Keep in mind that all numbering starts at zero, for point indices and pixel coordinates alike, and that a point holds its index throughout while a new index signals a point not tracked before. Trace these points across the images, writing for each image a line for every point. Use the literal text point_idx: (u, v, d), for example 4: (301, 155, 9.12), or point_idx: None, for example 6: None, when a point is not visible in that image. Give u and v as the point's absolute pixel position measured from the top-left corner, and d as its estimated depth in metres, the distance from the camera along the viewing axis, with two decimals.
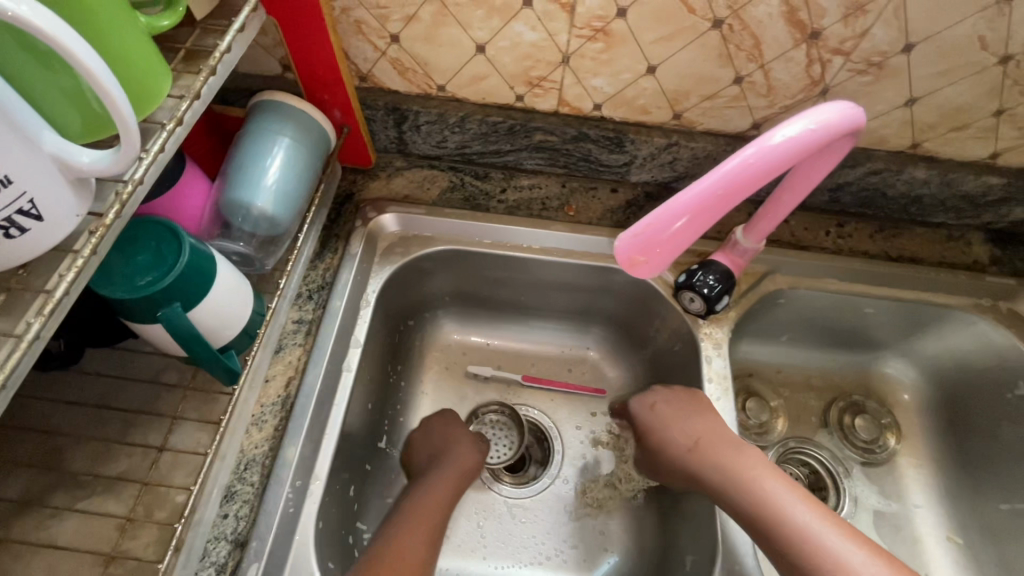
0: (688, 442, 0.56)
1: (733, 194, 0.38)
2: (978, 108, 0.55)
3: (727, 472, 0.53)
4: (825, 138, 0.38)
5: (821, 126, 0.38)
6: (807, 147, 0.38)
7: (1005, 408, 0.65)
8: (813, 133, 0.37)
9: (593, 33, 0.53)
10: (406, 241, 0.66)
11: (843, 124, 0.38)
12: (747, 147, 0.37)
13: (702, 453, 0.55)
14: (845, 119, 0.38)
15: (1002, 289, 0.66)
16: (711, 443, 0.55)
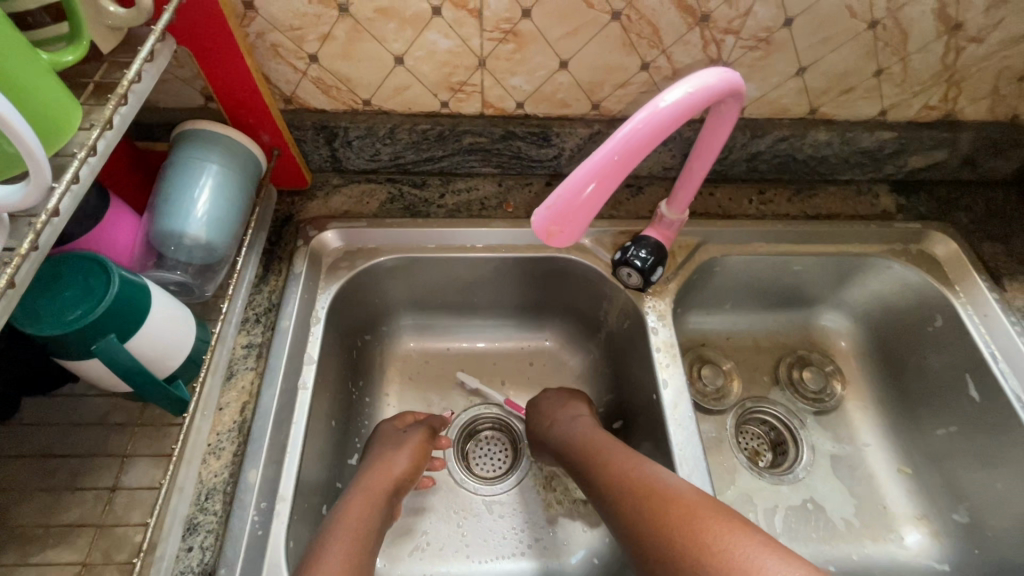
0: (549, 418, 0.65)
1: (631, 156, 0.40)
2: (858, 70, 0.61)
3: (575, 440, 0.61)
4: (705, 100, 0.41)
5: (699, 89, 0.41)
6: (691, 110, 0.41)
7: (928, 340, 0.70)
8: (693, 95, 0.41)
9: (503, 35, 0.56)
10: (350, 255, 0.66)
11: (719, 86, 0.42)
12: (636, 113, 0.39)
13: (556, 425, 0.64)
14: (722, 82, 0.42)
15: (911, 232, 0.71)
16: (568, 418, 0.64)
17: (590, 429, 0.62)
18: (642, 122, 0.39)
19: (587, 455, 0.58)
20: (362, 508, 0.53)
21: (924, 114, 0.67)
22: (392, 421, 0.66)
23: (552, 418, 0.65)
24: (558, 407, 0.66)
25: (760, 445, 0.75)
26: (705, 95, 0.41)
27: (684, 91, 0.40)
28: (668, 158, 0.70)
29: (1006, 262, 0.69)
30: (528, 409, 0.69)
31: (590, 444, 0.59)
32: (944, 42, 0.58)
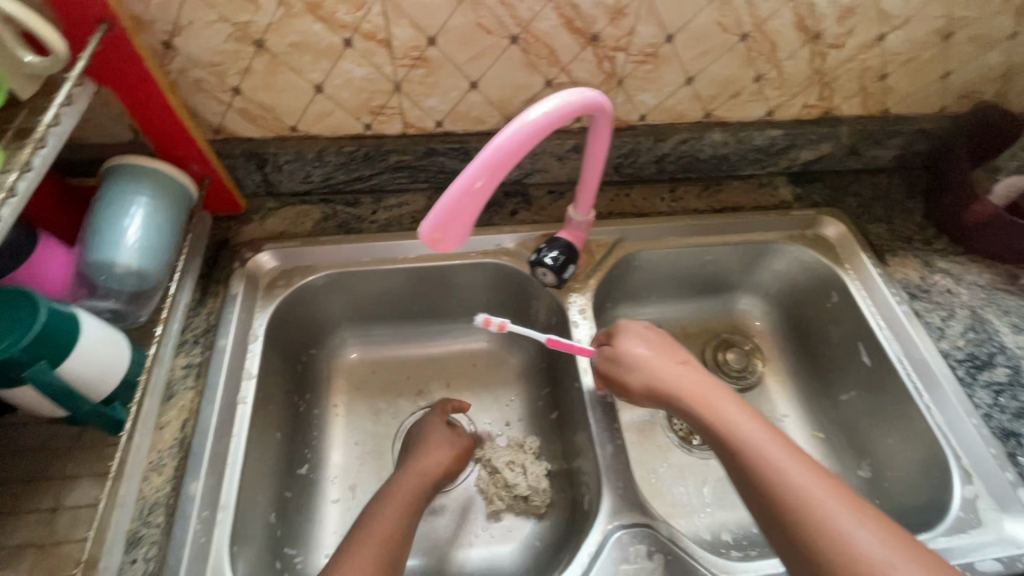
0: (648, 360, 0.59)
1: (494, 173, 0.45)
2: (741, 77, 0.68)
3: (693, 389, 0.57)
4: (563, 117, 0.46)
5: (557, 108, 0.45)
6: (549, 127, 0.46)
7: (829, 315, 0.77)
8: (550, 114, 0.45)
9: (413, 61, 0.61)
10: (287, 274, 0.69)
11: (575, 106, 0.47)
12: (497, 133, 0.44)
13: (653, 369, 0.59)
14: (578, 101, 0.47)
15: (806, 218, 0.79)
16: (661, 364, 0.59)
17: (706, 384, 0.57)
18: (503, 142, 0.44)
19: (703, 411, 0.55)
20: (411, 487, 0.60)
21: (806, 112, 0.74)
22: (434, 411, 0.71)
23: (650, 363, 0.59)
24: (670, 355, 0.61)
25: (693, 424, 0.81)
26: (562, 113, 0.46)
27: (542, 111, 0.45)
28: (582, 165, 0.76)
29: (889, 240, 0.77)
30: (636, 348, 0.60)
31: (702, 398, 0.55)
32: (809, 49, 0.66)
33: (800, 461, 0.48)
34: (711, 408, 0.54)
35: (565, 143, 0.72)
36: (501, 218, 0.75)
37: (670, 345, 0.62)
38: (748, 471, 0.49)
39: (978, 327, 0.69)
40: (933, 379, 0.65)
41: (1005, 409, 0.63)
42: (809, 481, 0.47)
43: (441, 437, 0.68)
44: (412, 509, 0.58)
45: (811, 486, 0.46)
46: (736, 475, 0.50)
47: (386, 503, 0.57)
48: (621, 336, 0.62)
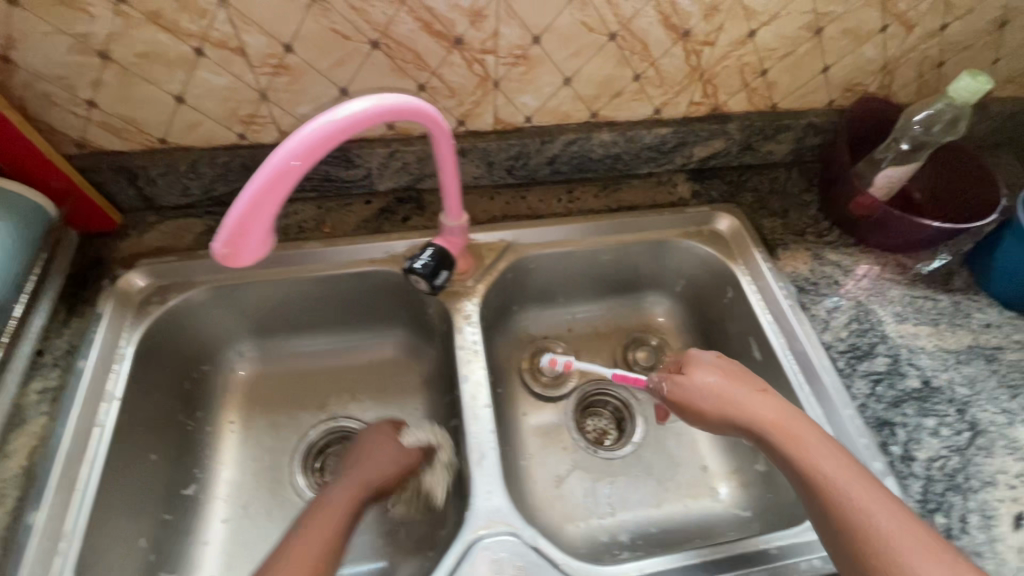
0: (726, 389, 0.60)
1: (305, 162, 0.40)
2: (619, 76, 0.68)
3: (760, 417, 0.57)
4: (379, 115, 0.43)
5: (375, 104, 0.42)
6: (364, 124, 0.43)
7: (725, 310, 0.78)
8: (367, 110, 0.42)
9: (274, 69, 0.60)
10: (163, 290, 0.67)
11: (395, 105, 0.44)
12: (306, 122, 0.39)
13: (728, 400, 0.60)
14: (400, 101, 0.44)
15: (700, 215, 0.79)
16: (748, 395, 0.59)
17: (781, 407, 0.58)
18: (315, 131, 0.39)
19: (780, 438, 0.56)
20: (341, 507, 0.57)
21: (693, 109, 0.74)
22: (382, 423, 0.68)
23: (728, 395, 0.60)
24: (739, 379, 0.61)
25: (606, 425, 0.81)
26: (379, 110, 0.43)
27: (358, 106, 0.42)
28: (474, 169, 0.75)
29: (782, 235, 0.78)
30: (707, 378, 0.62)
31: (783, 429, 0.56)
32: (682, 47, 0.65)
33: (868, 491, 0.50)
34: (797, 437, 0.55)
35: (450, 147, 0.72)
36: (392, 224, 0.75)
37: (744, 371, 0.62)
38: (824, 502, 0.51)
39: (862, 317, 0.70)
40: (813, 371, 0.66)
41: (880, 399, 0.63)
42: (880, 509, 0.49)
43: (376, 447, 0.64)
44: (345, 515, 0.56)
45: (879, 509, 0.49)
46: (811, 506, 0.53)
47: (317, 513, 0.55)
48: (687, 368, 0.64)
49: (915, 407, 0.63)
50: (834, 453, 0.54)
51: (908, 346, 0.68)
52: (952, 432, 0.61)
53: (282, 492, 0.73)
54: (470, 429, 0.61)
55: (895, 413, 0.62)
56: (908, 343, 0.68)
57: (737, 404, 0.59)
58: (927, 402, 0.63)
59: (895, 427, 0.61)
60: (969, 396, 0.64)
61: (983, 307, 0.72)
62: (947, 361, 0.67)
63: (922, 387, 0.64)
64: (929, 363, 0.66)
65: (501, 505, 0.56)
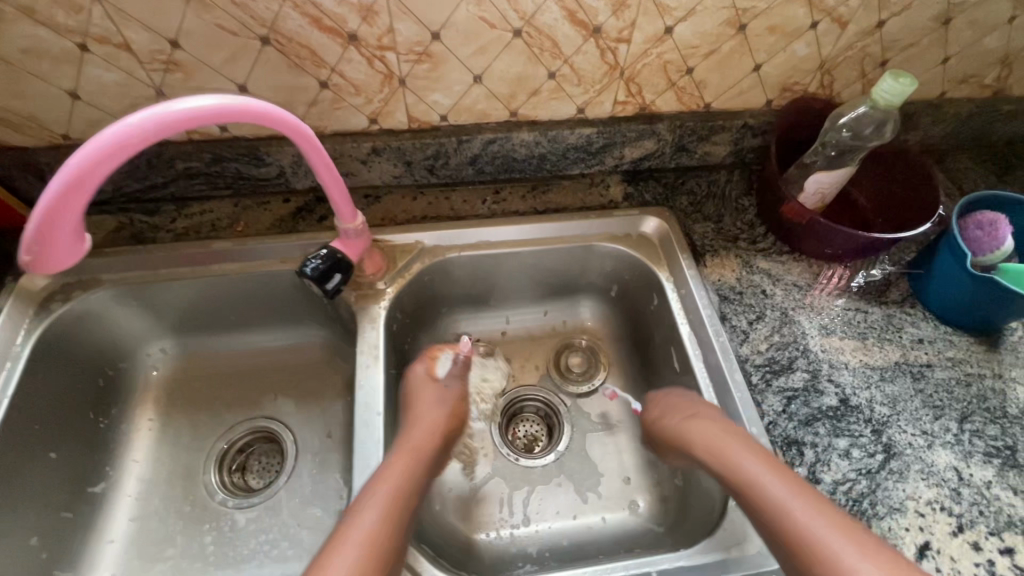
0: (689, 422, 0.59)
1: (122, 154, 0.40)
2: (533, 74, 0.64)
3: (710, 441, 0.57)
4: (216, 117, 0.43)
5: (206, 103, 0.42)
6: (199, 124, 0.42)
7: (652, 317, 0.75)
8: (196, 108, 0.42)
9: (164, 65, 0.58)
10: (67, 287, 0.67)
11: (232, 108, 0.44)
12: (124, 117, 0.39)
13: (689, 430, 0.59)
14: (239, 104, 0.44)
15: (628, 217, 0.76)
16: (707, 421, 0.58)
17: (714, 423, 0.58)
18: (132, 126, 0.39)
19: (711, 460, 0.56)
20: (402, 463, 0.57)
21: (619, 109, 0.71)
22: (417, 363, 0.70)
23: (687, 425, 0.59)
24: (686, 411, 0.61)
25: (534, 431, 0.79)
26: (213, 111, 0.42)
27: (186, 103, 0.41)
28: (392, 168, 0.74)
29: (713, 240, 0.74)
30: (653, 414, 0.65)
31: (729, 454, 0.55)
32: (595, 44, 0.62)
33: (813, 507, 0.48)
34: (744, 457, 0.54)
35: (364, 145, 0.70)
36: (307, 224, 0.74)
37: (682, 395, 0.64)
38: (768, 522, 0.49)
39: (785, 329, 0.67)
40: (723, 384, 0.63)
41: (792, 417, 0.60)
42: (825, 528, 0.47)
43: (441, 398, 0.67)
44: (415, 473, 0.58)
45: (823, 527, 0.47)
46: (758, 525, 0.51)
47: (378, 484, 0.55)
48: (652, 410, 0.66)
49: (828, 426, 0.60)
50: (780, 468, 0.52)
51: (830, 361, 0.64)
52: (864, 454, 0.58)
53: (194, 494, 0.73)
54: (358, 438, 0.61)
55: (805, 433, 0.59)
56: (830, 358, 0.64)
57: (694, 432, 0.58)
58: (841, 421, 0.60)
59: (803, 447, 0.58)
60: (888, 416, 0.61)
61: (918, 321, 0.68)
62: (871, 379, 0.63)
63: (839, 406, 0.61)
64: (851, 380, 0.63)
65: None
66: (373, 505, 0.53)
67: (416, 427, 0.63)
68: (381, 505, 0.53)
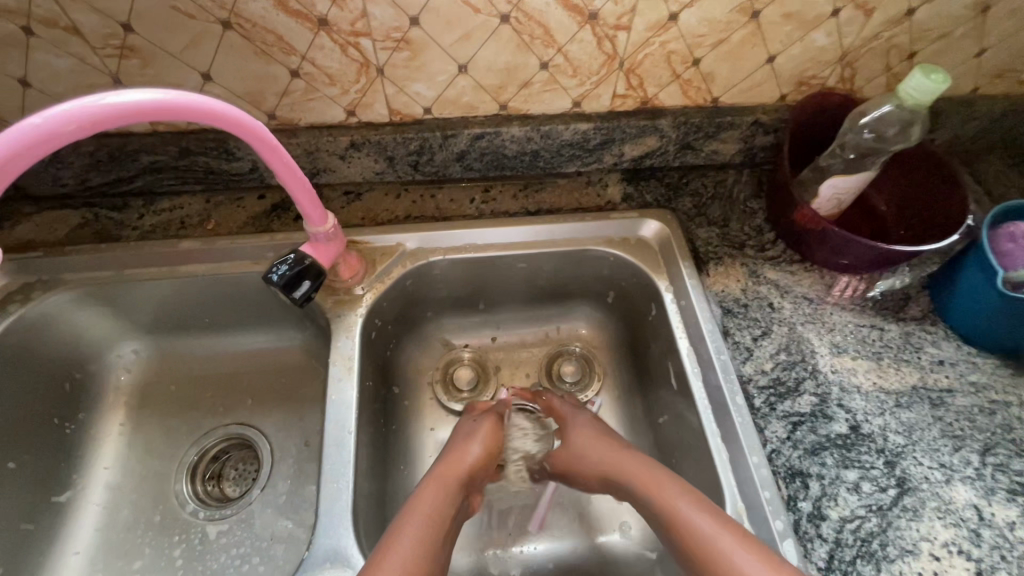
0: (605, 456, 0.61)
1: (43, 144, 0.37)
2: (523, 64, 0.59)
3: (625, 472, 0.58)
4: (135, 116, 0.39)
5: (119, 100, 0.38)
6: (115, 123, 0.39)
7: (648, 328, 0.71)
8: (107, 105, 0.38)
9: (119, 51, 0.54)
10: (28, 287, 0.64)
11: (152, 106, 0.40)
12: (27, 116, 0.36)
13: (607, 464, 0.60)
14: (160, 99, 0.40)
15: (626, 220, 0.71)
16: (625, 455, 0.60)
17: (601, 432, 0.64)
18: (35, 126, 0.36)
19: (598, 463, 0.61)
20: (436, 493, 0.56)
21: (618, 103, 0.65)
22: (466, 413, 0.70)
23: (603, 460, 0.61)
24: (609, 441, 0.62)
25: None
26: (128, 109, 0.39)
27: (96, 99, 0.38)
28: (373, 163, 0.69)
29: (717, 246, 0.69)
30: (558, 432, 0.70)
31: (642, 483, 0.56)
32: (591, 31, 0.56)
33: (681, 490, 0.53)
34: (654, 482, 0.55)
35: (340, 140, 0.65)
36: (281, 223, 0.69)
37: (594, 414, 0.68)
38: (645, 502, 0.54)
39: (793, 347, 0.61)
40: (723, 406, 0.58)
41: (797, 445, 0.55)
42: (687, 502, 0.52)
43: (475, 433, 0.64)
44: (448, 502, 0.56)
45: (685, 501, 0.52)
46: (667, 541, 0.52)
47: (411, 514, 0.53)
48: (572, 442, 0.64)
49: (836, 456, 0.55)
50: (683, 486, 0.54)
51: (840, 384, 0.59)
52: (875, 489, 0.53)
53: (164, 504, 0.69)
54: (328, 456, 0.57)
55: (811, 463, 0.54)
56: (841, 380, 0.59)
57: (614, 465, 0.59)
58: (851, 451, 0.55)
59: (808, 479, 0.54)
60: (903, 446, 0.56)
61: (939, 340, 0.62)
62: (885, 405, 0.58)
63: (849, 434, 0.56)
64: (863, 405, 0.58)
65: (345, 545, 0.53)
66: (413, 526, 0.52)
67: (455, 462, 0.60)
68: (421, 529, 0.52)
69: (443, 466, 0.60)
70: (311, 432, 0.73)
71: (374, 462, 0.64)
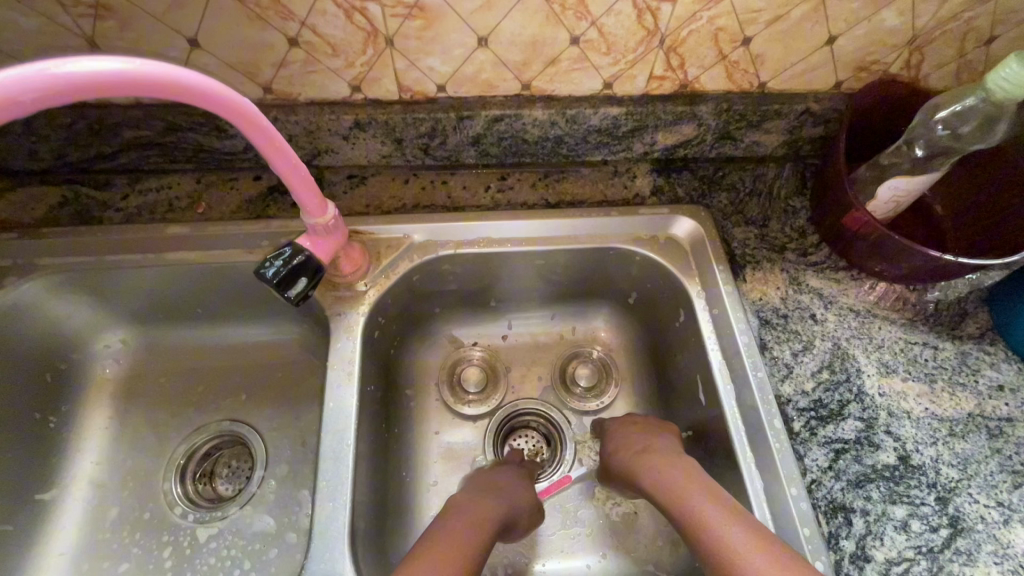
0: (647, 460, 0.56)
1: None
2: (551, 38, 0.52)
3: (686, 496, 0.50)
4: (50, 95, 0.32)
5: (67, 70, 0.31)
6: (62, 97, 0.32)
7: (675, 335, 0.65)
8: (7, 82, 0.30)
9: (93, 10, 0.48)
10: (2, 272, 0.59)
11: (69, 84, 0.32)
12: None
13: (642, 465, 0.55)
14: (80, 74, 0.32)
15: (655, 216, 0.65)
16: (687, 474, 0.52)
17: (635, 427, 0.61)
18: None
19: (620, 446, 0.60)
20: (480, 507, 0.54)
21: (654, 85, 0.58)
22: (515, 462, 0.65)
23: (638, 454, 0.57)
24: (645, 436, 0.59)
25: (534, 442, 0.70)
26: (32, 87, 0.31)
27: (41, 66, 0.31)
28: (380, 145, 0.63)
29: (754, 249, 0.63)
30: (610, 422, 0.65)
31: (673, 480, 0.52)
32: (631, 2, 0.49)
33: (670, 465, 0.54)
34: (687, 485, 0.51)
35: (344, 119, 0.59)
36: (278, 208, 0.64)
37: (652, 424, 0.61)
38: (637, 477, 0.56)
39: (837, 364, 0.56)
40: (758, 429, 0.53)
41: (839, 476, 0.50)
42: (675, 473, 0.53)
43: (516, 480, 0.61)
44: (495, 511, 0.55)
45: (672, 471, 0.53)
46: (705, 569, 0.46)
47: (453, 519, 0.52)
48: (608, 441, 0.62)
49: (883, 490, 0.50)
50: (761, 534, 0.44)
51: (889, 409, 0.54)
52: (925, 528, 0.48)
53: (153, 503, 0.64)
54: (323, 470, 0.53)
55: (855, 497, 0.50)
56: (889, 404, 0.54)
57: (675, 484, 0.52)
58: (899, 485, 0.50)
59: (852, 515, 0.49)
60: (957, 481, 0.50)
61: (998, 362, 0.56)
62: (937, 434, 0.52)
63: (897, 465, 0.51)
64: (912, 433, 0.52)
65: (340, 570, 0.49)
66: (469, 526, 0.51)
67: (505, 493, 0.58)
68: (472, 532, 0.51)
69: (490, 496, 0.56)
70: (307, 432, 0.67)
71: (374, 472, 0.59)
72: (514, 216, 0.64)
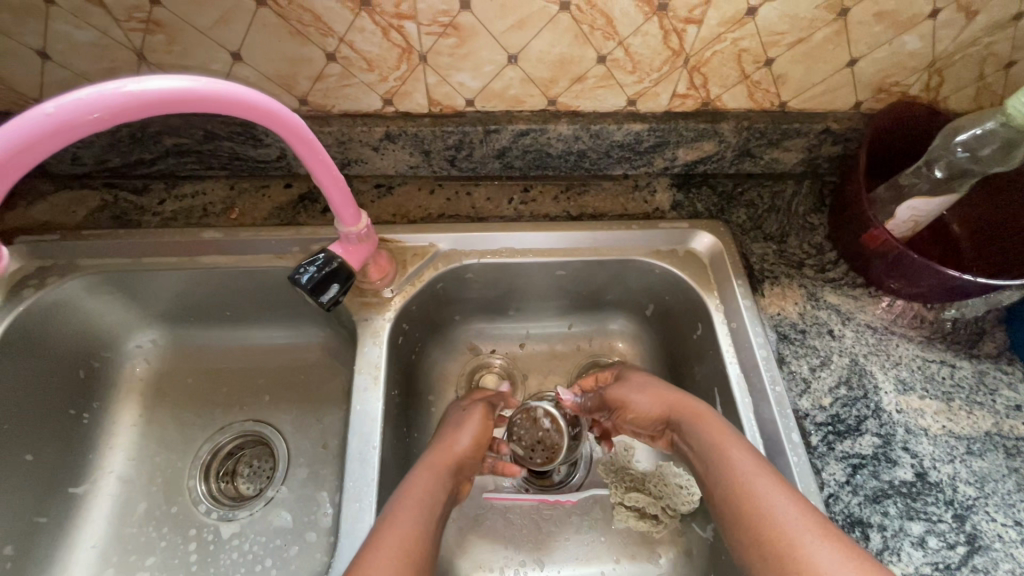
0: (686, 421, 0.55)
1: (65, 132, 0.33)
2: (578, 57, 0.53)
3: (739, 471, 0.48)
4: (123, 113, 0.34)
5: (140, 88, 0.34)
6: (133, 115, 0.34)
7: (692, 346, 0.66)
8: (79, 101, 0.33)
9: (144, 24, 0.50)
10: (43, 271, 0.61)
11: (140, 102, 0.34)
12: (41, 105, 0.32)
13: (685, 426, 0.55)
14: (150, 91, 0.34)
15: (673, 230, 0.66)
16: (736, 446, 0.50)
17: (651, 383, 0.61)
18: (49, 116, 0.32)
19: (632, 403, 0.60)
20: (426, 481, 0.53)
21: (677, 103, 0.59)
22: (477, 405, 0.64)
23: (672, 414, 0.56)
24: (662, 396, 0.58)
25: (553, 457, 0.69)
26: (104, 104, 0.33)
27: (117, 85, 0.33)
28: (408, 156, 0.64)
29: (773, 263, 0.64)
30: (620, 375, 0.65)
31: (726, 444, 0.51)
32: (657, 23, 0.50)
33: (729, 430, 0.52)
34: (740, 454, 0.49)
35: (375, 131, 0.61)
36: (308, 215, 0.66)
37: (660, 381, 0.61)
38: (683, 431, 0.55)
39: (854, 380, 0.56)
40: (779, 443, 0.54)
41: (856, 491, 0.51)
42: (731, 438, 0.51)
43: (464, 422, 0.61)
44: (439, 486, 0.54)
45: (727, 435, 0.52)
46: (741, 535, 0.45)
47: (404, 500, 0.50)
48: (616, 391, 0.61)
49: (899, 506, 0.50)
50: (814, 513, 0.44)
51: (906, 425, 0.54)
52: (942, 545, 0.49)
53: (178, 500, 0.66)
54: (350, 473, 0.54)
55: (873, 512, 0.50)
56: (906, 421, 0.54)
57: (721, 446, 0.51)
58: (916, 501, 0.50)
59: (869, 530, 0.49)
60: (974, 499, 0.51)
61: (1016, 382, 0.57)
62: (954, 451, 0.53)
63: (915, 481, 0.51)
64: (930, 450, 0.53)
65: None
66: (414, 513, 0.49)
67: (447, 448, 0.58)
68: (416, 518, 0.49)
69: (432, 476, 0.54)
70: (329, 434, 0.69)
71: (396, 475, 0.60)
72: (535, 227, 0.66)
